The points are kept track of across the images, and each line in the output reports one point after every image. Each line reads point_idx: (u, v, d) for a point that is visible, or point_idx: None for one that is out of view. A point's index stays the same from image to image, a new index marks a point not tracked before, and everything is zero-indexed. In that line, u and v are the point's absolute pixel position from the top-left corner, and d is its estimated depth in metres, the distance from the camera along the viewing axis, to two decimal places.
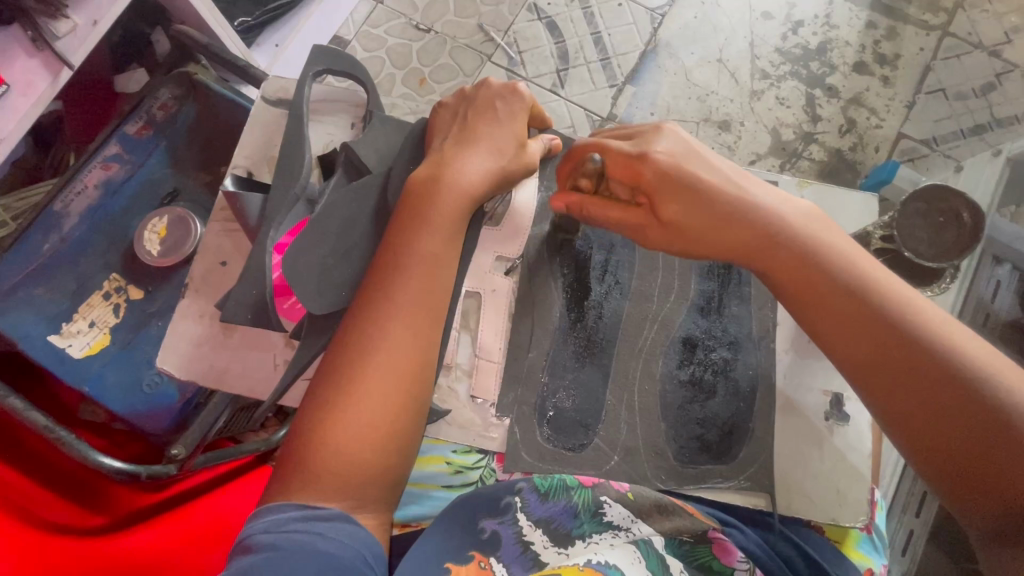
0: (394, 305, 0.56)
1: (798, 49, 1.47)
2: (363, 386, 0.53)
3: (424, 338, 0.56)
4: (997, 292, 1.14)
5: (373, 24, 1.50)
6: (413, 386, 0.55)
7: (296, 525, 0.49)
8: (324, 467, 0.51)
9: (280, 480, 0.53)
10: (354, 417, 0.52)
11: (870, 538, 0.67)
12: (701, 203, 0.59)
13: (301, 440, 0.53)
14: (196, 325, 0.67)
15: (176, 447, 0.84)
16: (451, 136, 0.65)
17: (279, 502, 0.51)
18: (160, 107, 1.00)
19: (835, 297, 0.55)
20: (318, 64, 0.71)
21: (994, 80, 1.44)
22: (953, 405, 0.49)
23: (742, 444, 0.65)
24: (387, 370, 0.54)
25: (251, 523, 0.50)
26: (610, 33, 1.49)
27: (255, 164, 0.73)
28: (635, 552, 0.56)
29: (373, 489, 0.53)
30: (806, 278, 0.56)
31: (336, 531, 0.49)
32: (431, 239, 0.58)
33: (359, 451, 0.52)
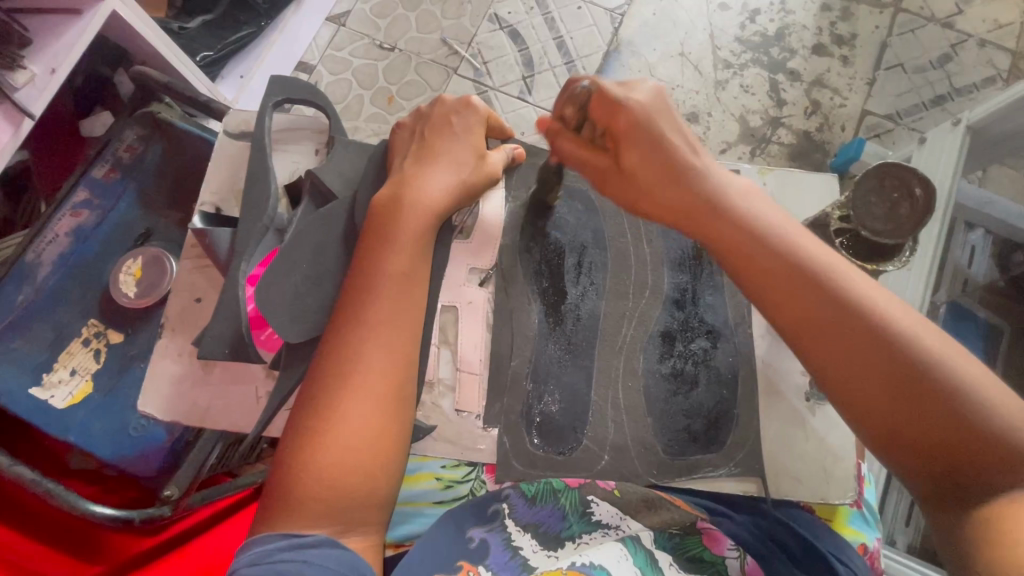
0: (369, 326, 0.56)
1: (757, 37, 1.50)
2: (341, 408, 0.53)
3: (401, 356, 0.56)
4: (973, 257, 1.16)
5: (336, 47, 1.50)
6: (393, 402, 0.55)
7: (281, 555, 0.49)
8: (307, 493, 0.51)
9: (267, 510, 0.52)
10: (333, 436, 0.52)
11: (860, 513, 0.68)
12: (655, 155, 0.60)
13: (285, 467, 0.53)
14: (174, 364, 0.67)
15: (167, 489, 0.82)
16: (412, 153, 0.65)
17: (266, 533, 0.51)
18: (126, 148, 1.00)
19: (771, 259, 0.55)
20: (276, 94, 0.71)
21: (950, 51, 1.47)
22: (887, 369, 0.50)
23: (729, 431, 0.66)
24: (365, 391, 0.54)
25: (237, 557, 0.50)
26: (572, 36, 1.51)
27: (222, 199, 0.73)
28: (622, 550, 0.57)
29: (360, 511, 0.53)
30: (743, 241, 0.57)
31: (324, 556, 0.49)
32: (400, 255, 0.59)
33: (344, 474, 0.52)
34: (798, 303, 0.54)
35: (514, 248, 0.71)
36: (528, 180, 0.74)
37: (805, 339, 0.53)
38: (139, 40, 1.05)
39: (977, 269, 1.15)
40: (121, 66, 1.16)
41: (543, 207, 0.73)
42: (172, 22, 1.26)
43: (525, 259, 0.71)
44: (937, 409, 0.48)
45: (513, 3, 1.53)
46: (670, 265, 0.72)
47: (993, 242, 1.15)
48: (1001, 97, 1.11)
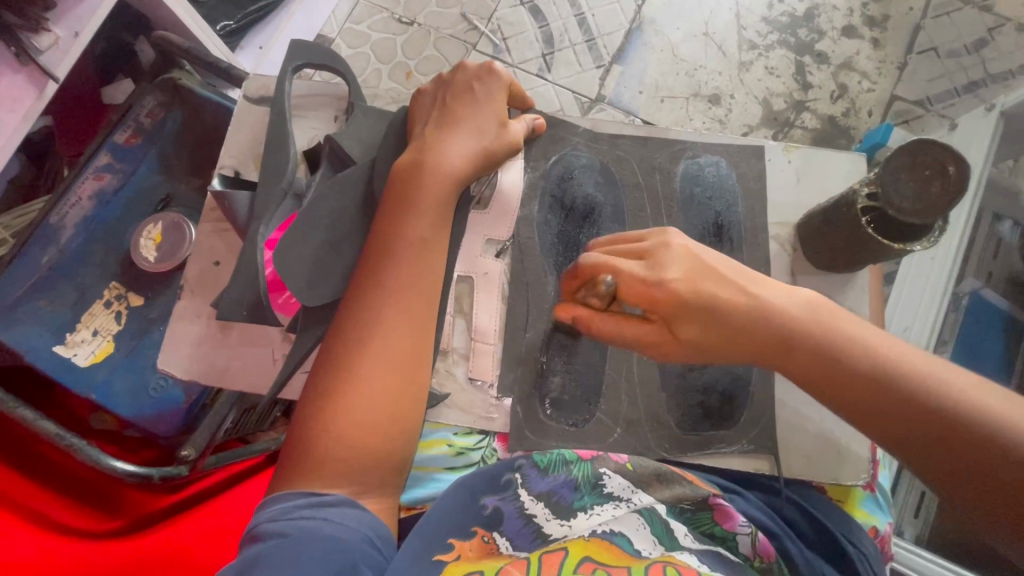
0: (387, 291, 0.56)
1: (785, 17, 1.46)
2: (360, 373, 0.54)
3: (419, 322, 0.57)
4: (1000, 248, 1.12)
5: (355, 21, 1.50)
6: (409, 369, 0.55)
7: (301, 513, 0.50)
8: (326, 452, 0.52)
9: (285, 469, 0.54)
10: (347, 404, 0.53)
11: (873, 497, 0.68)
12: (718, 319, 0.54)
13: (302, 429, 0.54)
14: (192, 325, 0.67)
15: (185, 449, 0.84)
16: (433, 120, 0.65)
17: (284, 491, 0.52)
18: (147, 115, 1.00)
19: (863, 386, 0.51)
20: (296, 59, 0.71)
21: (986, 36, 1.42)
22: (946, 438, 0.48)
23: (742, 408, 0.65)
24: (384, 355, 0.54)
25: (257, 514, 0.51)
26: (594, 13, 1.47)
27: (242, 163, 0.73)
28: (640, 520, 0.57)
29: (376, 474, 0.53)
30: (836, 378, 0.52)
31: (342, 517, 0.50)
32: (419, 225, 0.59)
33: (358, 437, 0.53)
34: (903, 425, 0.50)
35: (533, 220, 0.70)
36: (546, 150, 0.72)
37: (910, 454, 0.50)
38: (162, 8, 1.05)
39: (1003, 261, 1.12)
40: (142, 34, 1.16)
41: (563, 178, 0.71)
42: None
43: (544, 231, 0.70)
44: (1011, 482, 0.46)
45: None
46: (690, 241, 0.71)
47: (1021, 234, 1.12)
48: None
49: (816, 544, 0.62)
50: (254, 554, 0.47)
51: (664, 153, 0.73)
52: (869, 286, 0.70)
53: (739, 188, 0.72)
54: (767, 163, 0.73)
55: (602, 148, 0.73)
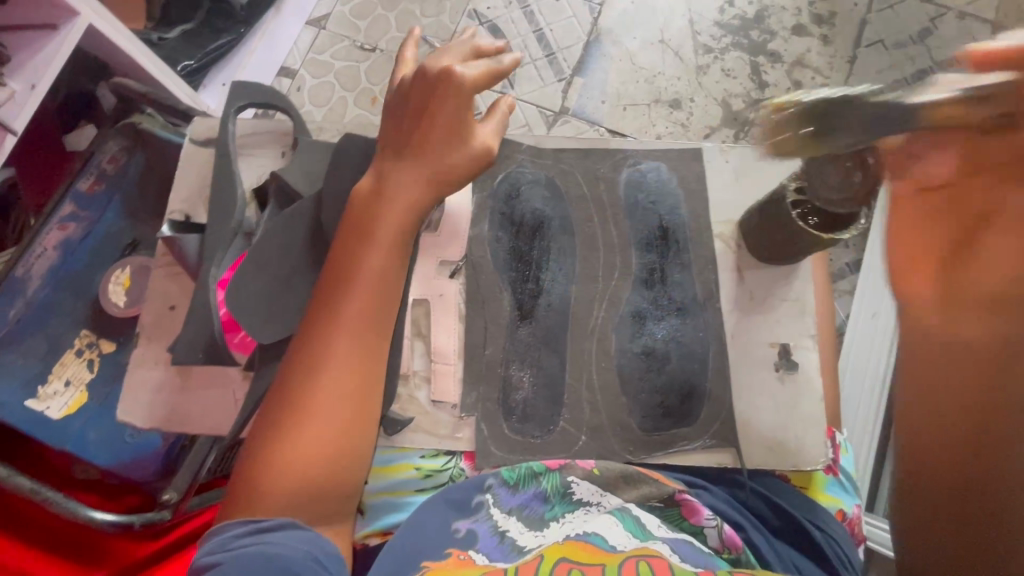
0: (339, 324, 0.57)
1: (736, 20, 1.50)
2: (312, 406, 0.55)
3: (369, 356, 0.58)
4: None
5: (318, 51, 1.51)
6: (357, 405, 0.57)
7: (240, 540, 0.51)
8: (273, 484, 0.53)
9: (234, 502, 0.55)
10: (298, 440, 0.54)
11: (836, 479, 0.70)
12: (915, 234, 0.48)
13: (248, 466, 0.55)
14: (153, 371, 0.67)
15: (166, 493, 0.83)
16: (397, 136, 0.62)
17: (227, 521, 0.53)
18: (109, 160, 1.01)
19: (987, 382, 0.46)
20: (239, 100, 0.74)
21: (931, 25, 1.47)
22: (984, 471, 0.46)
23: (702, 404, 0.68)
24: (334, 390, 0.56)
25: (203, 544, 0.53)
26: (552, 28, 1.51)
27: (192, 207, 0.75)
28: (612, 519, 0.58)
29: (327, 502, 0.56)
30: (959, 361, 0.47)
31: (281, 539, 0.51)
32: (370, 263, 0.59)
33: (307, 472, 0.54)
34: (959, 429, 0.47)
35: (486, 240, 0.73)
36: (493, 170, 0.75)
37: (944, 450, 0.48)
38: (119, 53, 1.06)
39: None
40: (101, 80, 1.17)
41: (509, 195, 0.75)
42: (151, 35, 1.29)
43: (497, 249, 0.73)
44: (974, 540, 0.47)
45: None
46: (638, 248, 0.74)
47: None
48: None
49: (785, 534, 0.64)
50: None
51: (606, 163, 0.76)
52: (813, 276, 0.73)
53: (680, 191, 0.75)
54: (705, 165, 0.76)
55: (547, 164, 0.76)
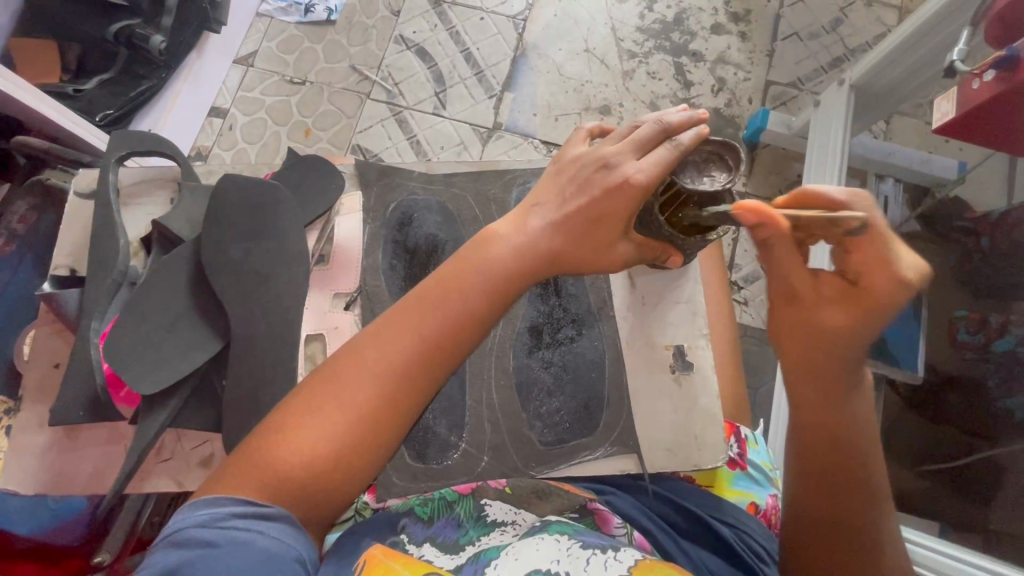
0: (403, 308, 0.54)
1: (657, 24, 1.54)
2: (345, 395, 0.51)
3: (416, 355, 0.53)
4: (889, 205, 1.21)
5: (247, 88, 1.51)
6: (397, 417, 0.52)
7: (235, 523, 0.47)
8: (280, 464, 0.49)
9: (236, 464, 0.50)
10: (324, 427, 0.50)
11: (745, 474, 0.71)
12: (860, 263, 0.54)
13: (268, 434, 0.50)
14: (37, 434, 0.66)
15: (99, 554, 0.82)
16: (555, 203, 0.58)
17: (220, 493, 0.49)
18: (18, 219, 1.00)
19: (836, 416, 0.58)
20: (120, 149, 0.72)
21: (841, 14, 1.54)
22: (838, 492, 0.57)
23: (601, 412, 0.69)
24: (372, 380, 0.51)
25: (187, 513, 0.48)
26: (478, 46, 1.54)
27: (77, 259, 0.73)
28: (561, 545, 0.52)
29: (318, 500, 0.50)
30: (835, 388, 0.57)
31: (279, 530, 0.48)
32: (456, 302, 0.54)
33: (321, 468, 0.50)
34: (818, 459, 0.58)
35: (380, 268, 0.73)
36: (385, 198, 0.76)
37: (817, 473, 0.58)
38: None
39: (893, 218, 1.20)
40: None
41: (402, 223, 0.75)
42: (67, 86, 1.23)
43: (393, 276, 0.73)
44: (853, 540, 0.56)
45: (418, 22, 1.56)
46: None
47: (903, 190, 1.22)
48: (874, 54, 1.10)
49: (693, 535, 0.64)
50: (176, 562, 0.45)
51: (496, 184, 0.79)
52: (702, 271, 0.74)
53: None
54: None
55: (438, 189, 0.78)
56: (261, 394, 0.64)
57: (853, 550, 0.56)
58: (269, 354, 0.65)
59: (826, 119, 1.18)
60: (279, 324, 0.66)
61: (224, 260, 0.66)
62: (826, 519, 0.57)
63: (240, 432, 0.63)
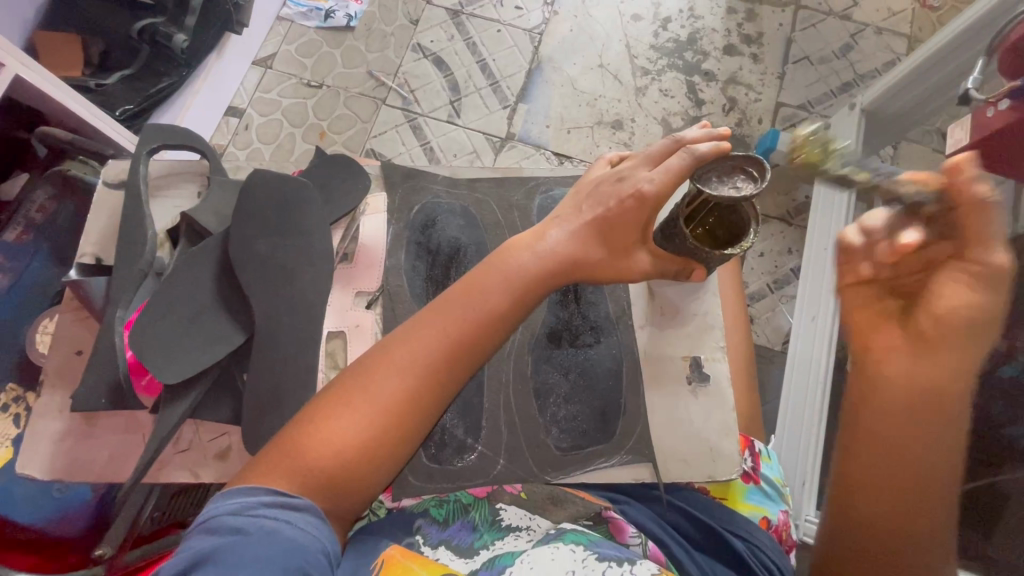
0: (433, 308, 0.56)
1: (671, 43, 1.57)
2: (377, 391, 0.52)
3: (440, 352, 0.53)
4: None
5: (265, 89, 1.53)
6: (417, 417, 0.52)
7: (265, 511, 0.47)
8: (315, 458, 0.49)
9: (264, 459, 0.51)
10: (355, 419, 0.51)
11: (759, 488, 0.71)
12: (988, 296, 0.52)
13: (299, 426, 0.51)
14: (53, 420, 0.66)
15: (101, 547, 0.79)
16: (575, 215, 0.60)
17: (249, 484, 0.49)
18: (38, 209, 1.03)
19: (925, 441, 0.53)
20: (152, 142, 0.74)
21: (851, 41, 1.56)
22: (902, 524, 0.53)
23: (618, 420, 0.69)
24: (398, 373, 0.52)
25: (216, 502, 0.48)
26: (494, 58, 1.56)
27: (103, 248, 0.73)
28: (576, 553, 0.53)
29: (345, 496, 0.50)
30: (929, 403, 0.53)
31: (306, 522, 0.48)
32: (483, 300, 0.55)
33: (352, 461, 0.50)
34: (897, 478, 0.53)
35: (402, 269, 0.74)
36: (409, 200, 0.78)
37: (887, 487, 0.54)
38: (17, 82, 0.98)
39: None
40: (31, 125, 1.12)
41: (426, 225, 0.76)
42: (88, 80, 1.26)
43: (415, 277, 0.74)
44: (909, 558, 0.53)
45: (436, 32, 1.58)
46: None
47: None
48: (885, 79, 1.12)
49: (704, 544, 0.65)
50: (207, 549, 0.45)
51: (520, 191, 0.80)
52: (719, 283, 0.75)
53: None
54: None
55: (462, 193, 0.79)
56: (283, 389, 0.64)
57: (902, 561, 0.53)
58: (291, 349, 0.65)
59: (835, 142, 1.20)
60: (302, 322, 0.66)
61: (251, 254, 0.66)
62: (872, 525, 0.54)
63: (259, 426, 0.63)
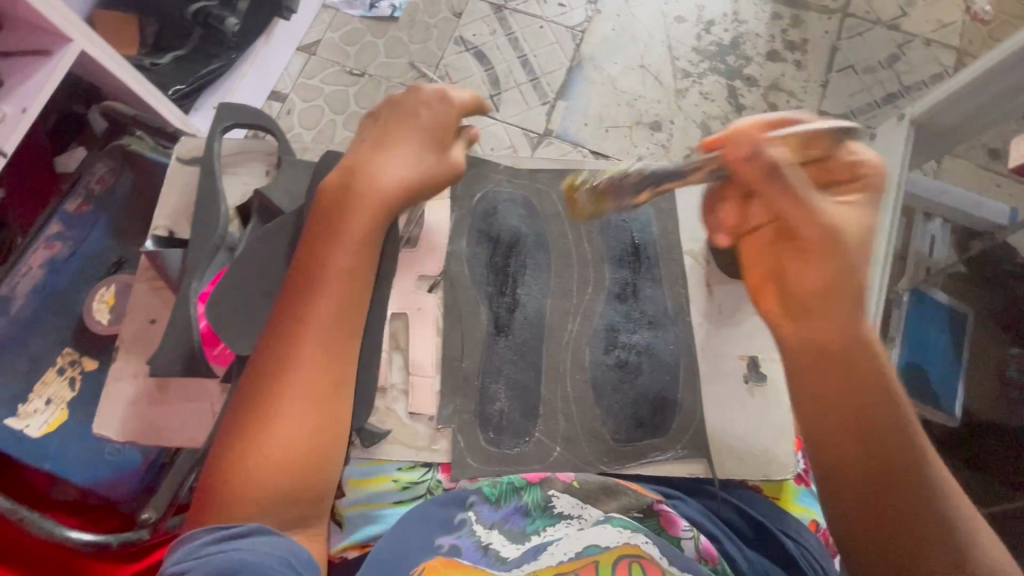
0: (310, 308, 0.57)
1: (713, 47, 1.56)
2: (284, 401, 0.54)
3: (338, 346, 0.57)
4: (934, 246, 1.20)
5: (308, 76, 1.55)
6: (334, 406, 0.56)
7: (209, 548, 0.49)
8: (249, 482, 0.52)
9: (205, 502, 0.53)
10: (279, 428, 0.53)
11: (808, 490, 0.71)
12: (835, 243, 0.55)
13: (223, 459, 0.53)
14: (128, 384, 0.68)
15: (145, 512, 0.80)
16: (416, 151, 0.63)
17: (195, 531, 0.51)
18: (97, 181, 1.01)
19: (861, 397, 0.54)
20: (225, 120, 0.75)
21: (897, 51, 1.54)
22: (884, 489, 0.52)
23: (674, 415, 0.70)
24: (305, 372, 0.55)
25: (168, 557, 0.50)
26: (536, 54, 1.57)
27: (176, 223, 0.75)
28: (618, 530, 0.58)
29: (292, 507, 0.54)
30: (842, 361, 0.55)
31: (254, 543, 0.49)
32: (313, 304, 0.57)
33: (287, 469, 0.53)
34: (853, 447, 0.54)
35: (463, 255, 0.75)
36: (470, 188, 0.79)
37: (846, 463, 0.54)
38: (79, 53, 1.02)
39: (938, 256, 1.19)
40: (93, 102, 1.16)
41: (486, 214, 0.78)
42: (144, 60, 1.28)
43: (477, 263, 0.75)
44: (909, 525, 0.51)
45: (478, 26, 1.59)
46: (611, 261, 0.77)
47: (950, 231, 1.20)
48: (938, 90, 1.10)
49: (752, 538, 0.65)
50: None
51: None
52: None
53: (651, 212, 0.78)
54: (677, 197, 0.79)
55: (523, 183, 0.80)
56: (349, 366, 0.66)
57: (911, 529, 0.51)
58: None
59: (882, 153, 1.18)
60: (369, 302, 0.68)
61: None
62: (865, 508, 0.53)
63: None
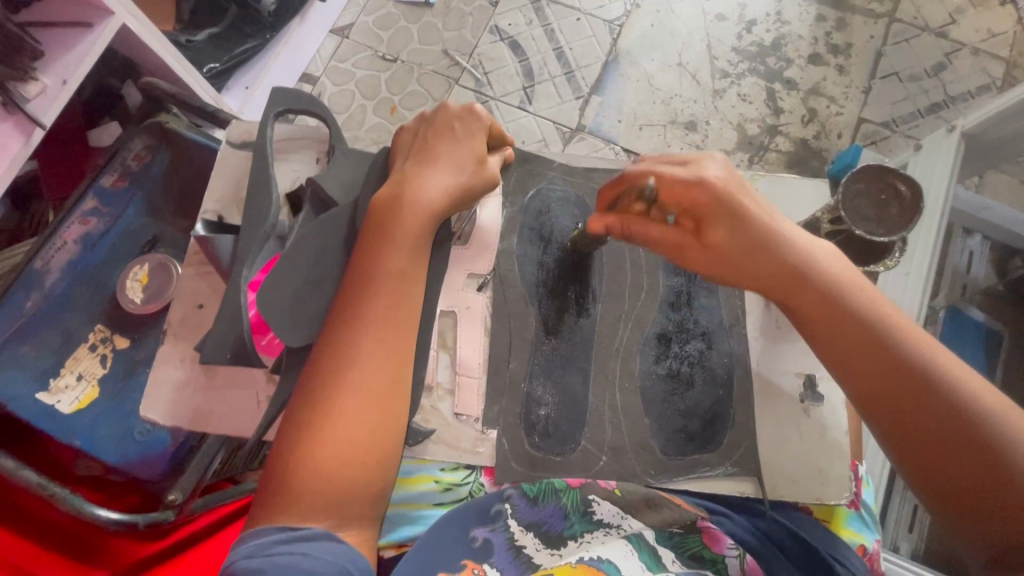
0: (365, 309, 0.57)
1: (753, 47, 1.52)
2: (345, 401, 0.54)
3: (396, 346, 0.57)
4: (972, 263, 1.16)
5: (340, 59, 1.53)
6: (394, 401, 0.56)
7: (278, 548, 0.49)
8: (311, 482, 0.51)
9: (266, 501, 0.52)
10: (338, 426, 0.53)
11: (859, 514, 0.69)
12: (747, 226, 0.61)
13: (284, 457, 0.53)
14: (175, 369, 0.68)
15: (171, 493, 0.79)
16: (457, 168, 0.64)
17: (260, 527, 0.51)
18: (134, 158, 0.99)
19: (871, 344, 0.57)
20: (278, 106, 0.73)
21: (944, 60, 1.49)
22: (933, 421, 0.54)
23: (725, 430, 0.68)
24: (363, 371, 0.55)
25: (235, 549, 0.50)
26: (572, 47, 1.53)
27: (225, 208, 0.75)
28: (627, 546, 0.59)
29: (353, 506, 0.53)
30: (828, 312, 0.59)
31: (320, 550, 0.50)
32: (365, 306, 0.57)
33: (351, 468, 0.53)
34: (883, 390, 0.56)
35: (513, 253, 0.73)
36: (524, 184, 0.77)
37: (882, 408, 0.56)
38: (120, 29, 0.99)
39: (976, 273, 1.15)
40: (130, 78, 1.14)
41: (539, 212, 0.75)
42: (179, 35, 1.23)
43: (527, 262, 0.73)
44: (965, 449, 0.52)
45: (514, 15, 1.56)
46: (665, 268, 0.74)
47: (990, 248, 1.16)
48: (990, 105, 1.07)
49: (799, 556, 0.62)
50: None
51: None
52: None
53: None
54: None
55: (577, 182, 0.78)
56: None
57: (971, 453, 0.52)
58: None
59: (927, 164, 1.14)
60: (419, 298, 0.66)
61: None
62: (918, 450, 0.54)
63: None
